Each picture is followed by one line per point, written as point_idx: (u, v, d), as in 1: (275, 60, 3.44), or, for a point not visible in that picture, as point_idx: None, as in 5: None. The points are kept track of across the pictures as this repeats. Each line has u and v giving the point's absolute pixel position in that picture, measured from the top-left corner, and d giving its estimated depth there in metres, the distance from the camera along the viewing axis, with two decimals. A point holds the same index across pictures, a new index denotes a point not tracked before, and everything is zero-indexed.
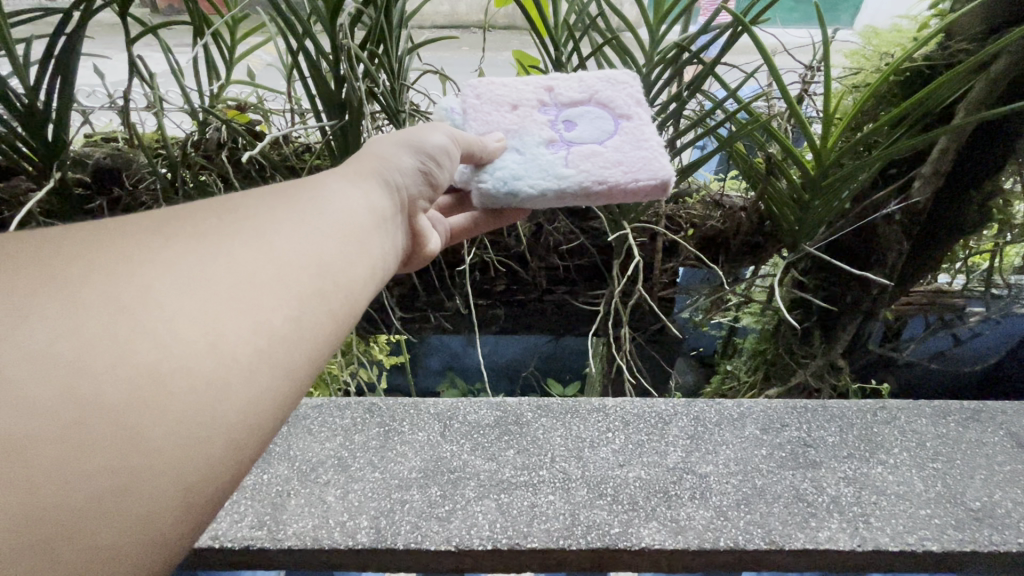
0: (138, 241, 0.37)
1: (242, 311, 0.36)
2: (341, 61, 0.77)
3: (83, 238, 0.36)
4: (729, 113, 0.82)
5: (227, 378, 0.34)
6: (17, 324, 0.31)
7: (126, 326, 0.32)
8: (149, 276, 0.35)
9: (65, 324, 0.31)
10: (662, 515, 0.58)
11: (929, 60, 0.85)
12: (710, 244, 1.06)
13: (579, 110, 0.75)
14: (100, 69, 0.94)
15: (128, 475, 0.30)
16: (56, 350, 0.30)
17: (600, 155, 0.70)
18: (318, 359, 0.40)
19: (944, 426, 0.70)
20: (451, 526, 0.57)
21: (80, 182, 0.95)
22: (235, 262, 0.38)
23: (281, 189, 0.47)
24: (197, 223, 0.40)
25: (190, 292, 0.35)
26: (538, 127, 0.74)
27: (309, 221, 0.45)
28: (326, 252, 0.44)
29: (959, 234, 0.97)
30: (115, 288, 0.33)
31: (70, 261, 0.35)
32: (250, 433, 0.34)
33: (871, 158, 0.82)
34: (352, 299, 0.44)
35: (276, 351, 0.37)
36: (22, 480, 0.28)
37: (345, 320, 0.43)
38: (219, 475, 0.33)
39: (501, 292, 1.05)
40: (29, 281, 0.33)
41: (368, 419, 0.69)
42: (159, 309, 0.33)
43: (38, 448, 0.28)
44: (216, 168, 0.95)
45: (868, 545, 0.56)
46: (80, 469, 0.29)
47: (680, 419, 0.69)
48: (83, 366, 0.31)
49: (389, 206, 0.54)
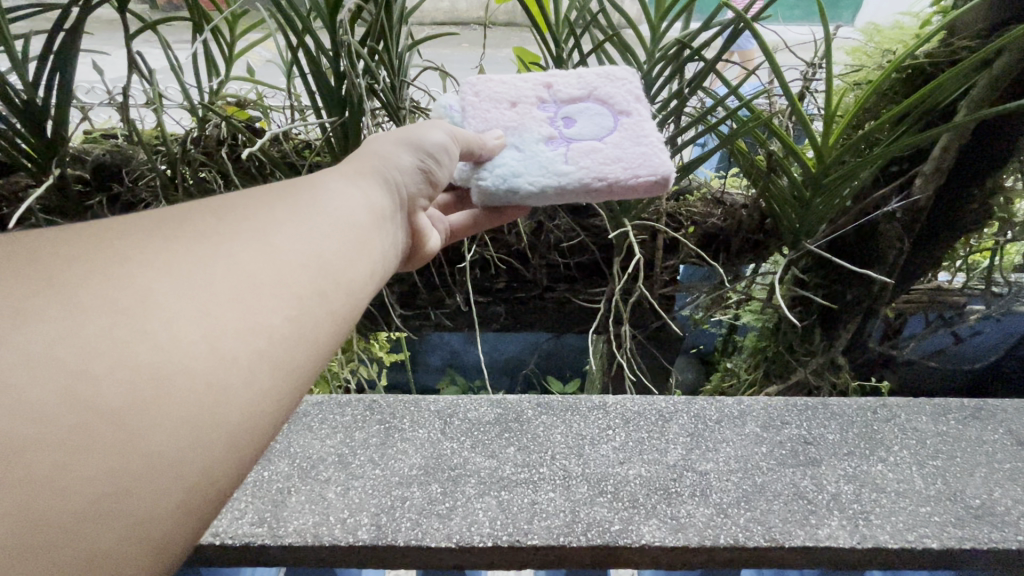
0: (137, 242, 0.37)
1: (242, 312, 0.36)
2: (341, 58, 0.77)
3: (81, 240, 0.36)
4: (731, 111, 0.81)
5: (227, 378, 0.34)
6: (17, 326, 0.31)
7: (125, 329, 0.32)
8: (148, 277, 0.35)
9: (64, 326, 0.31)
10: (662, 512, 0.58)
11: (931, 57, 0.85)
12: (711, 241, 1.06)
13: (578, 107, 0.75)
14: (99, 65, 0.94)
15: (128, 476, 0.30)
16: (56, 352, 0.30)
17: (599, 151, 0.70)
18: (319, 357, 0.40)
19: (944, 424, 0.70)
20: (452, 523, 0.57)
21: (80, 179, 0.95)
22: (234, 263, 0.38)
23: (280, 189, 0.47)
24: (195, 224, 0.40)
25: (189, 294, 0.35)
26: (536, 125, 0.73)
27: (309, 220, 0.45)
28: (326, 251, 0.43)
29: (959, 232, 0.97)
30: (115, 289, 0.33)
31: (69, 263, 0.34)
32: (251, 434, 0.34)
33: (872, 156, 0.81)
34: (352, 298, 0.44)
35: (276, 351, 0.36)
36: (23, 483, 0.28)
37: (345, 320, 0.43)
38: (220, 475, 0.33)
39: (502, 289, 1.05)
40: (28, 283, 0.33)
41: (369, 416, 0.69)
42: (159, 310, 0.33)
43: (38, 451, 0.28)
44: (215, 165, 0.94)
45: (868, 543, 0.56)
46: (80, 471, 0.29)
47: (680, 416, 0.69)
48: (83, 368, 0.30)
49: (388, 205, 0.54)
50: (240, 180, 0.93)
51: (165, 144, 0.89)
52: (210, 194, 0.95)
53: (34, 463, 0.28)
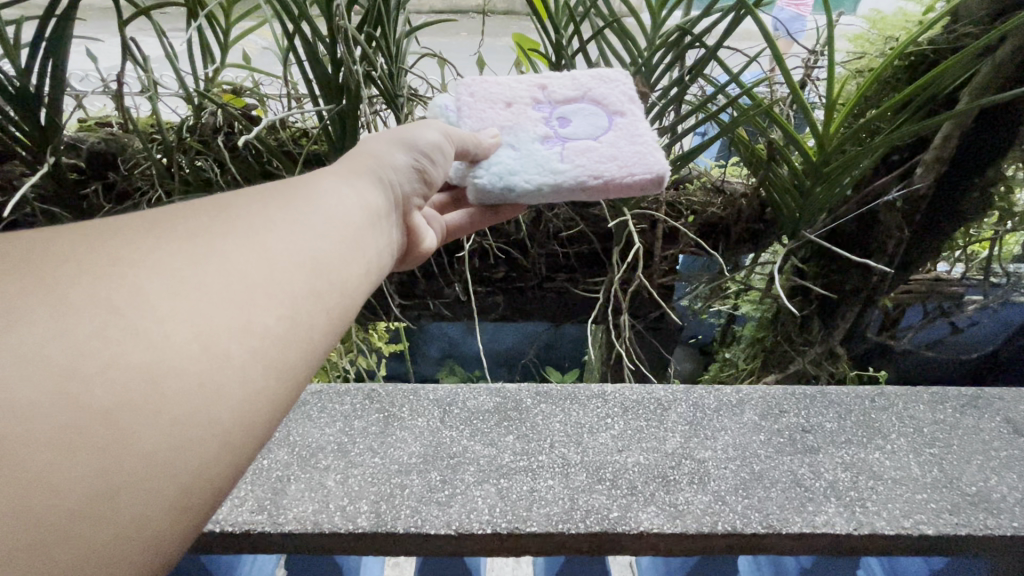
0: (130, 241, 0.36)
1: (236, 311, 0.36)
2: (338, 44, 0.76)
3: (72, 238, 0.36)
4: (732, 99, 0.80)
5: (222, 377, 0.33)
6: (7, 324, 0.30)
7: (117, 329, 0.32)
8: (141, 277, 0.34)
9: (57, 325, 0.31)
10: (661, 500, 0.59)
11: (935, 44, 0.84)
12: (711, 231, 1.06)
13: (573, 106, 0.75)
14: (93, 52, 0.93)
15: (122, 476, 0.30)
16: (48, 350, 0.30)
17: (593, 148, 0.70)
18: (316, 349, 0.40)
19: (942, 412, 0.70)
20: (451, 511, 0.57)
21: (74, 167, 0.94)
22: (227, 261, 0.38)
23: (273, 187, 0.46)
24: (189, 222, 0.39)
25: (181, 293, 0.34)
26: (530, 123, 0.73)
27: (302, 218, 0.44)
28: (319, 249, 0.43)
29: (959, 221, 0.97)
30: (107, 288, 0.33)
31: (61, 262, 0.34)
32: (247, 434, 0.34)
33: (874, 144, 0.81)
34: (346, 296, 0.44)
35: (271, 351, 0.36)
36: (14, 481, 0.27)
37: (339, 318, 0.43)
38: (216, 474, 0.33)
39: (500, 279, 1.04)
40: (18, 281, 0.32)
41: (369, 405, 0.69)
42: (151, 309, 0.33)
43: (30, 450, 0.28)
44: (212, 154, 0.93)
45: (864, 529, 0.56)
46: (72, 470, 0.28)
47: (679, 404, 0.70)
48: (76, 366, 0.30)
49: (383, 203, 0.54)
50: (236, 169, 0.92)
51: (160, 132, 0.88)
52: (207, 183, 0.94)
53: (27, 461, 0.28)
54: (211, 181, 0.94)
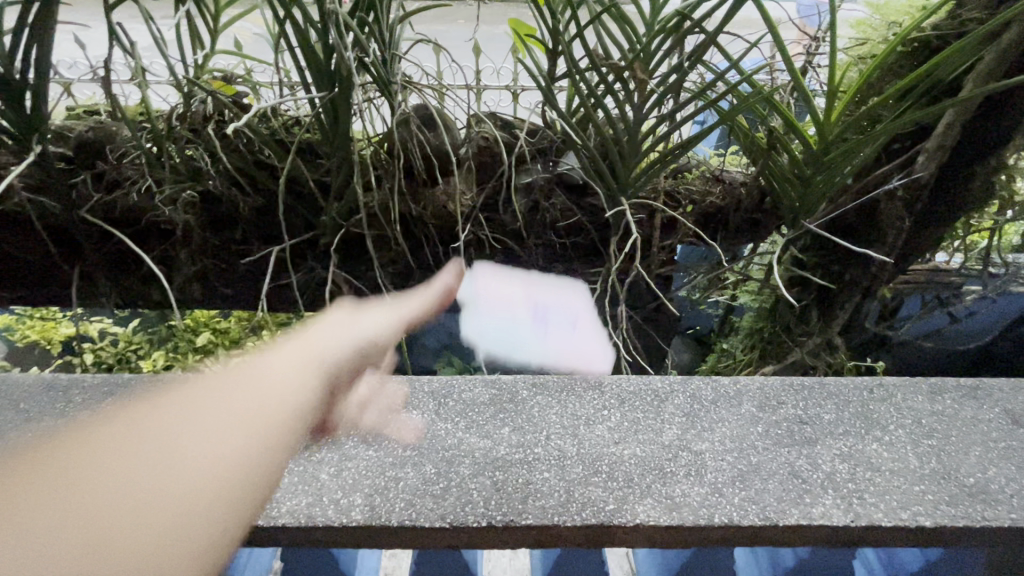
0: (125, 424, 0.49)
1: (201, 445, 0.46)
2: (330, 30, 0.74)
3: (109, 429, 0.48)
4: (732, 86, 0.79)
5: (203, 463, 0.45)
6: (9, 492, 0.40)
7: (151, 446, 0.46)
8: (128, 449, 0.45)
9: (44, 487, 0.40)
10: (657, 492, 0.58)
11: (938, 30, 0.83)
12: (709, 221, 1.05)
13: (553, 308, 0.82)
14: (81, 39, 0.91)
15: (115, 534, 0.40)
16: (69, 471, 0.42)
17: (568, 365, 0.76)
18: (282, 409, 0.51)
19: (940, 404, 0.69)
20: (446, 504, 0.57)
21: (62, 157, 0.92)
22: (225, 396, 0.51)
23: (234, 366, 0.56)
24: (178, 398, 0.52)
25: (163, 450, 0.45)
26: (519, 310, 0.78)
27: (231, 388, 0.52)
28: (268, 392, 0.51)
29: (960, 211, 0.96)
30: (125, 445, 0.46)
31: (93, 429, 0.49)
32: (250, 484, 0.47)
33: (876, 132, 0.80)
34: (277, 427, 0.50)
35: (235, 474, 0.46)
36: (61, 546, 0.38)
37: (272, 437, 0.49)
38: (223, 533, 0.44)
39: (497, 270, 1.03)
40: (41, 462, 0.43)
41: (364, 398, 0.69)
42: (169, 454, 0.45)
43: (44, 551, 0.37)
44: (202, 143, 0.90)
45: (863, 521, 0.56)
46: (99, 565, 0.38)
47: (675, 397, 0.70)
48: (90, 528, 0.39)
49: (335, 349, 0.59)
50: (228, 158, 0.90)
51: (150, 119, 0.86)
52: (198, 172, 0.92)
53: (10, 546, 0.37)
54: (202, 170, 0.92)
